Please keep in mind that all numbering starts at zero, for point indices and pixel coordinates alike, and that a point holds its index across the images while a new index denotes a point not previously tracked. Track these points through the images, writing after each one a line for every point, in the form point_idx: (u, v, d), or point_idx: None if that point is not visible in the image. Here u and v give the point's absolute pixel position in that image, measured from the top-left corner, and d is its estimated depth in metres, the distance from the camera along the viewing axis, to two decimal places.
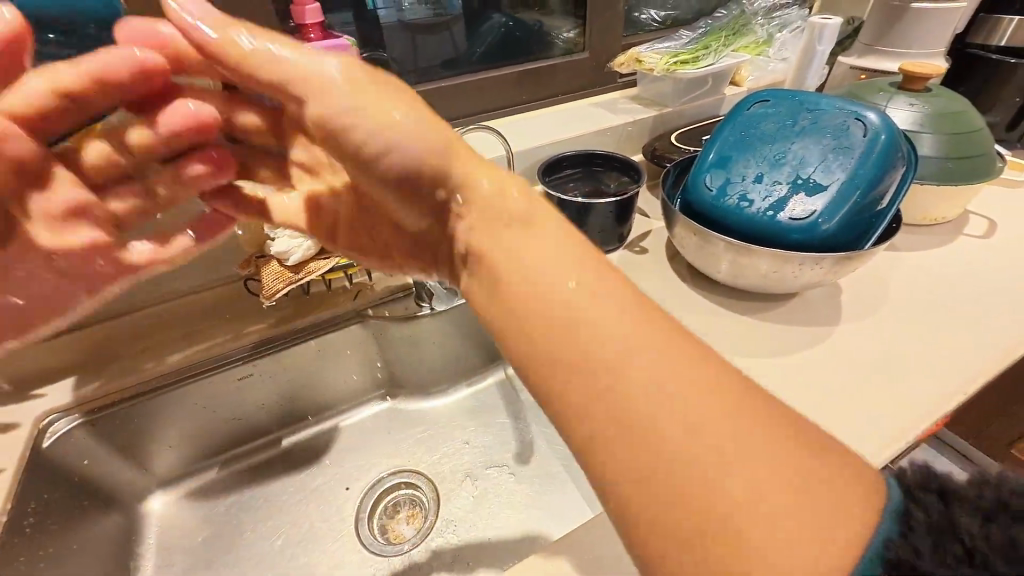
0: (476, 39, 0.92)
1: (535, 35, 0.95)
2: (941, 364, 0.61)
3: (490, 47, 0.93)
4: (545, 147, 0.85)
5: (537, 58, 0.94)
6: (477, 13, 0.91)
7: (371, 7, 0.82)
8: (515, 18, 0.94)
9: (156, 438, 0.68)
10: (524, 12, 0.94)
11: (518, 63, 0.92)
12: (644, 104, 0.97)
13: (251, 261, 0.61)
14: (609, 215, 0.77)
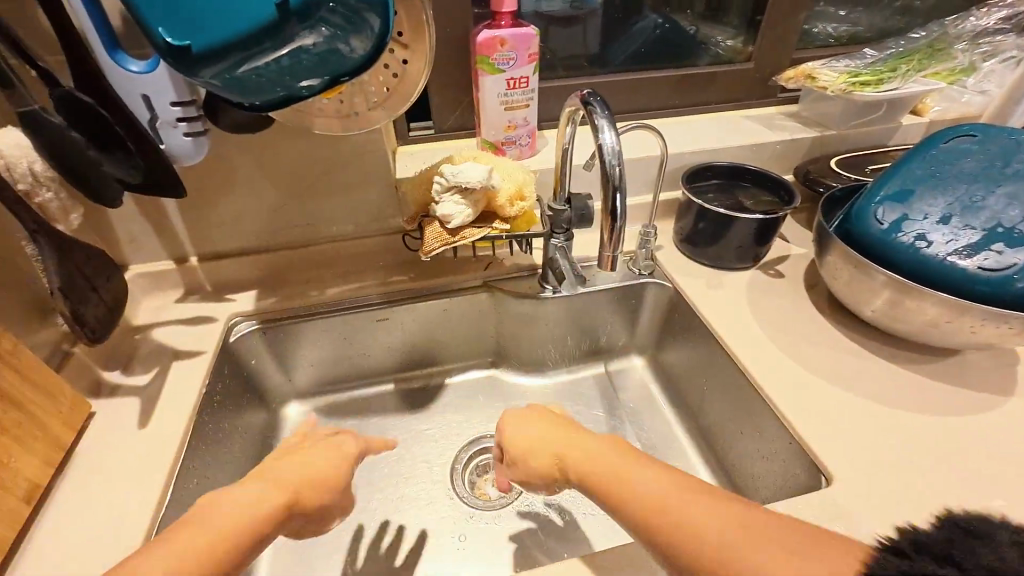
0: (626, 39, 0.90)
1: (688, 42, 0.92)
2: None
3: (639, 48, 0.91)
4: (692, 154, 0.84)
5: (683, 65, 0.92)
6: (630, 11, 0.88)
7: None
8: (672, 19, 0.90)
9: (304, 356, 0.79)
10: (682, 14, 0.90)
11: (663, 67, 0.91)
12: (804, 122, 0.91)
13: (416, 219, 0.68)
14: (751, 233, 0.75)
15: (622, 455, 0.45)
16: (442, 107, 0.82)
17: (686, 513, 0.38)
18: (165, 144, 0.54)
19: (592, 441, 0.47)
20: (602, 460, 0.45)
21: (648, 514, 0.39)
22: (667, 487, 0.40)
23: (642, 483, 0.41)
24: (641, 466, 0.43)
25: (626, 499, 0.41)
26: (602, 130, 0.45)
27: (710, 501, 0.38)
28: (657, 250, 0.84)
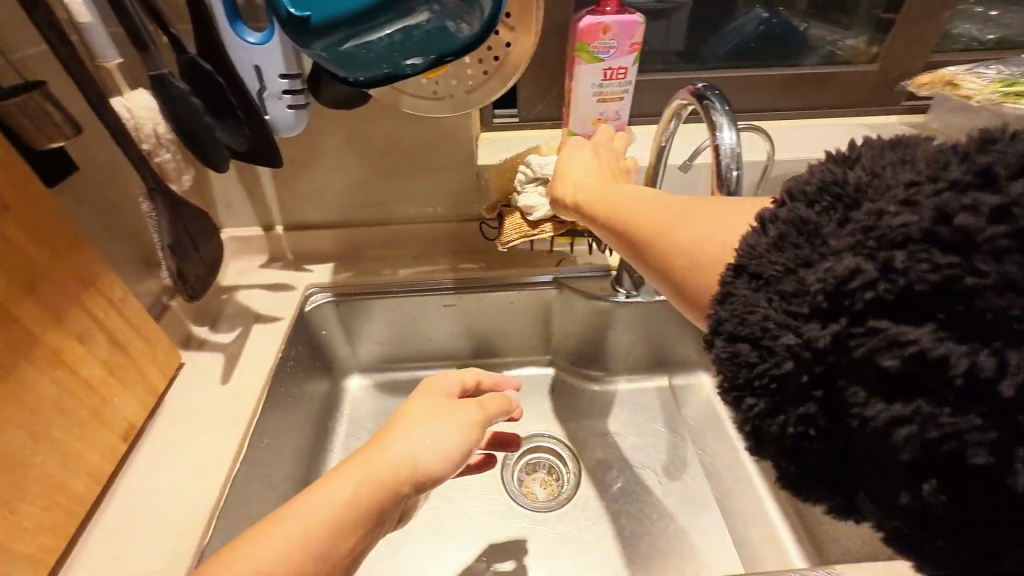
0: (721, 36, 0.84)
1: (794, 39, 0.84)
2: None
3: (737, 46, 0.84)
4: (795, 163, 0.76)
5: (788, 66, 0.83)
6: (733, 7, 0.82)
7: None
8: (782, 14, 0.83)
9: (371, 332, 0.80)
10: (794, 10, 0.83)
11: (765, 66, 0.83)
12: (932, 136, 0.81)
13: (496, 208, 0.66)
14: None
15: (713, 214, 0.35)
16: (530, 96, 0.80)
17: (791, 251, 0.29)
18: (269, 115, 0.56)
19: (643, 219, 0.39)
20: (653, 204, 0.39)
21: (722, 259, 0.32)
22: (751, 224, 0.32)
23: (729, 236, 0.32)
24: (732, 209, 0.34)
25: (698, 276, 0.33)
26: (721, 129, 0.41)
27: (802, 227, 0.30)
28: None
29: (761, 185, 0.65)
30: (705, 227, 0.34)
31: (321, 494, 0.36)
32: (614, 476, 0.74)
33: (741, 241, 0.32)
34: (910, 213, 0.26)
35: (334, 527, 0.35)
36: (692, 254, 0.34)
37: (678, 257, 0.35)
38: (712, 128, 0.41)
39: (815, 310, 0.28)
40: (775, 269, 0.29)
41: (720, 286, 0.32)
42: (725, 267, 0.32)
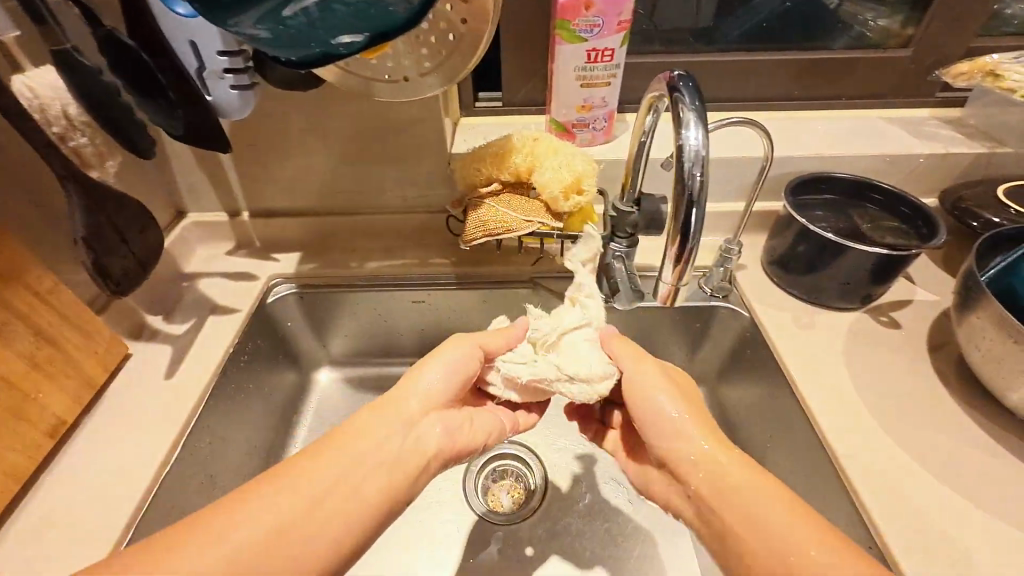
0: (745, 13, 0.74)
1: (825, 19, 0.74)
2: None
3: (761, 26, 0.75)
4: (804, 160, 0.69)
5: (815, 48, 0.74)
6: None
7: None
8: None
9: (339, 326, 0.77)
10: None
11: (788, 49, 0.74)
12: (968, 133, 0.71)
13: (462, 201, 0.62)
14: (865, 268, 0.60)
15: (752, 476, 0.41)
16: (513, 78, 0.73)
17: (796, 548, 0.36)
18: (211, 95, 0.51)
19: (678, 442, 0.45)
20: (695, 433, 0.45)
21: (760, 539, 0.38)
22: (772, 505, 0.39)
23: (752, 504, 0.39)
24: (752, 483, 0.41)
25: (734, 538, 0.40)
26: (687, 126, 0.35)
27: (809, 526, 0.37)
28: (739, 270, 0.71)
29: (757, 186, 0.58)
30: (748, 512, 0.39)
31: (364, 428, 0.43)
32: (583, 490, 0.70)
33: (780, 516, 0.38)
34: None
35: (369, 449, 0.42)
36: (743, 525, 0.39)
37: (737, 521, 0.39)
38: (676, 125, 0.35)
39: (815, 551, 0.35)
40: (807, 566, 0.35)
41: (777, 569, 0.36)
42: (788, 548, 0.36)
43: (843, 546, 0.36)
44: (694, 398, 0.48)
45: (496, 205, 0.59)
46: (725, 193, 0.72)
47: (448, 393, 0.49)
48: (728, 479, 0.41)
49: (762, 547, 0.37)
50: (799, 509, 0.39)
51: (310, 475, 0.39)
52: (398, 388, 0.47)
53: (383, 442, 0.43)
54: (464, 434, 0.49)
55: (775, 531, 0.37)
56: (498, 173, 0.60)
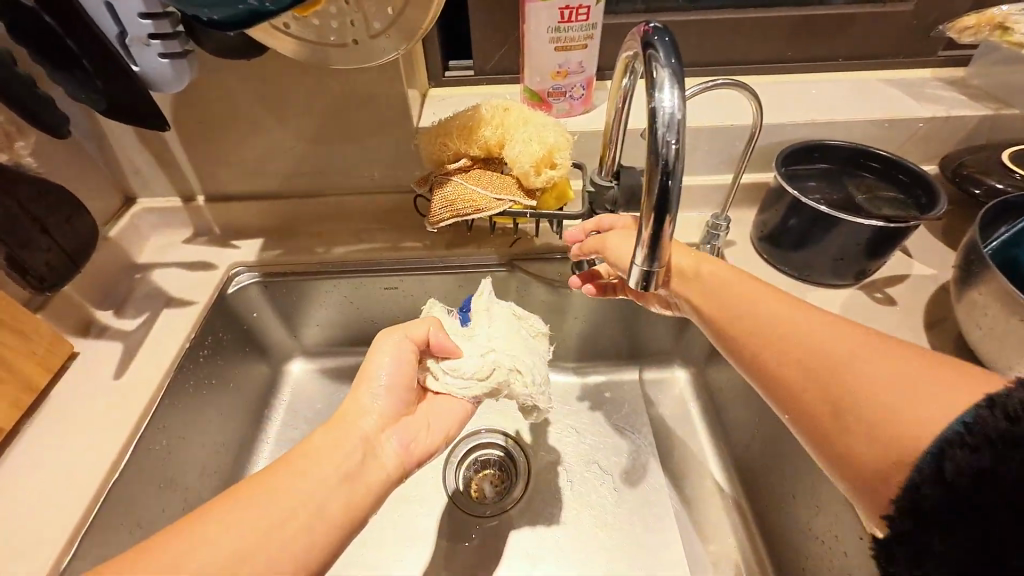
0: None
1: None
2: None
3: None
4: (797, 127, 0.64)
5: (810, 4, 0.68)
6: None
7: None
8: None
9: (309, 315, 0.73)
10: None
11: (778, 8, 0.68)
12: (972, 94, 0.67)
13: (428, 180, 0.57)
14: (860, 242, 0.56)
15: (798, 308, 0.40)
16: (484, 44, 0.68)
17: (859, 374, 0.35)
18: (138, 65, 0.46)
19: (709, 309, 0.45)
20: (736, 283, 0.45)
21: (812, 363, 0.37)
22: (832, 335, 0.37)
23: (803, 332, 0.39)
24: (822, 327, 0.38)
25: (773, 367, 0.40)
26: (661, 88, 0.30)
27: (857, 340, 0.36)
28: (727, 246, 0.67)
29: (746, 156, 0.54)
30: (825, 364, 0.36)
31: (316, 450, 0.40)
32: (567, 480, 0.67)
33: (853, 355, 0.36)
34: (931, 379, 0.32)
35: (324, 468, 0.39)
36: (829, 372, 0.36)
37: (821, 373, 0.36)
38: (649, 85, 0.31)
39: (920, 411, 0.31)
40: (896, 395, 0.33)
41: (851, 421, 0.34)
42: (860, 386, 0.34)
43: (909, 360, 0.34)
44: (714, 263, 0.47)
45: (464, 183, 0.54)
46: (713, 164, 0.67)
47: (394, 404, 0.46)
48: (787, 322, 0.40)
49: (839, 397, 0.35)
50: (867, 337, 0.37)
51: (266, 492, 0.36)
52: (346, 403, 0.44)
53: (337, 462, 0.40)
54: (421, 442, 0.46)
55: (859, 373, 0.35)
56: (467, 148, 0.55)
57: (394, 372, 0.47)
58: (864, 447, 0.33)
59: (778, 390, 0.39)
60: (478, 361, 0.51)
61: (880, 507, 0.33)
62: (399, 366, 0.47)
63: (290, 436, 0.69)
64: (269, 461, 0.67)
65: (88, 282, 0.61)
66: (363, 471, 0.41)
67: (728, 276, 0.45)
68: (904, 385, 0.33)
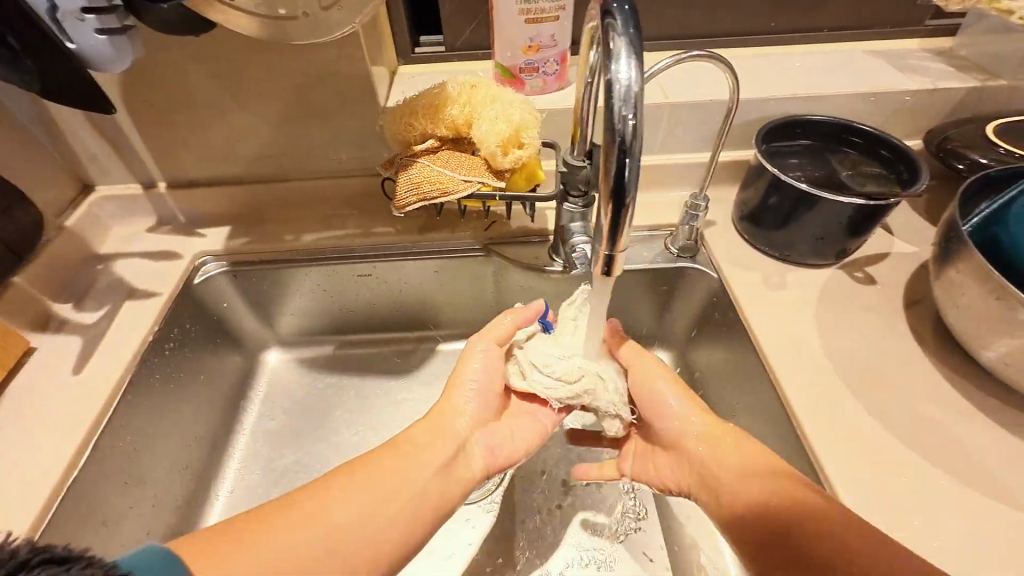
0: None
1: None
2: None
3: None
4: (779, 101, 0.62)
5: None
6: None
7: None
8: None
9: (283, 304, 0.71)
10: None
11: None
12: (959, 65, 0.65)
13: (394, 161, 0.55)
14: (841, 220, 0.55)
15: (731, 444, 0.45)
16: (453, 17, 0.64)
17: (750, 494, 0.40)
18: (74, 43, 0.42)
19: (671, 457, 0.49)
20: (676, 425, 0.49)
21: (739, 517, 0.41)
22: (734, 461, 0.44)
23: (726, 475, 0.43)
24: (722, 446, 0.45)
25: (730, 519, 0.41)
26: (617, 59, 0.28)
27: (769, 481, 0.40)
28: (707, 227, 0.65)
29: (722, 132, 0.52)
30: (731, 485, 0.43)
31: (413, 443, 0.45)
32: None
33: (750, 477, 0.41)
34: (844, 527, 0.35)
35: (418, 460, 0.44)
36: (737, 488, 0.42)
37: (734, 492, 0.42)
38: (606, 56, 0.29)
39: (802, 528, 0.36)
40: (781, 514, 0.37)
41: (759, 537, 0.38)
42: (753, 505, 0.40)
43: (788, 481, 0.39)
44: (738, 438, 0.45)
45: (431, 164, 0.52)
46: (693, 143, 0.65)
47: (482, 409, 0.50)
48: (714, 446, 0.46)
49: (749, 516, 0.40)
50: (759, 457, 0.43)
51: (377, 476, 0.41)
52: (441, 403, 0.49)
53: (430, 457, 0.45)
54: (505, 449, 0.50)
55: (750, 492, 0.41)
56: (433, 127, 0.52)
57: (486, 376, 0.51)
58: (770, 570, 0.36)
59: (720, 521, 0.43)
60: (568, 363, 0.50)
61: None
62: (490, 370, 0.51)
63: (266, 428, 0.68)
64: (244, 452, 0.66)
65: (45, 275, 0.59)
66: (454, 466, 0.46)
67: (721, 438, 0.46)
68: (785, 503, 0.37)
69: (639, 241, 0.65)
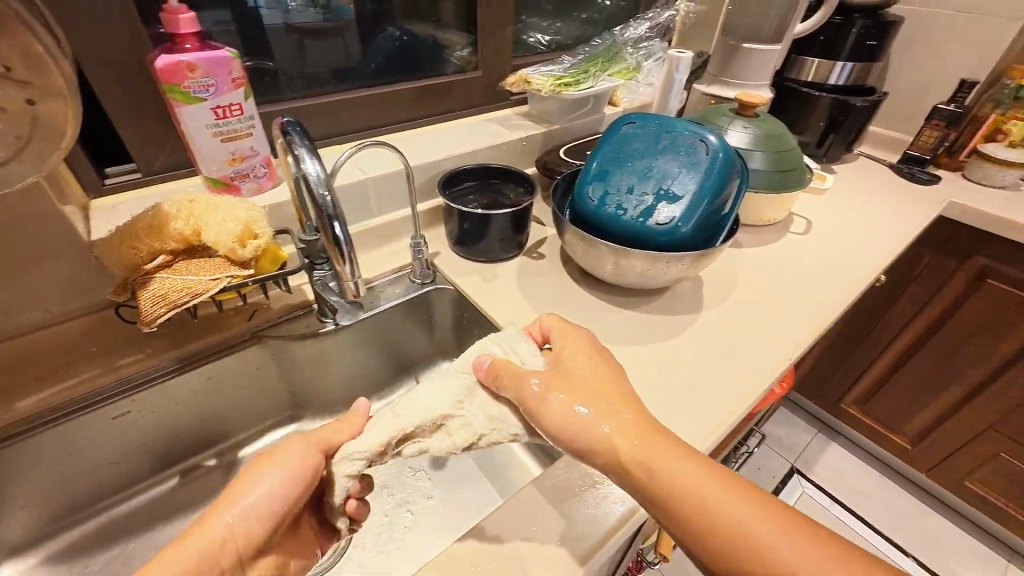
0: (371, 50, 0.91)
1: (428, 51, 0.97)
2: (787, 338, 0.73)
3: (385, 60, 0.93)
4: (443, 161, 0.88)
5: (431, 77, 0.98)
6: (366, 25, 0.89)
7: (249, 5, 0.75)
8: (411, 32, 0.94)
9: (6, 498, 0.58)
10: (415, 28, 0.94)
11: (414, 79, 0.96)
12: (535, 120, 1.05)
13: (127, 286, 0.56)
14: (508, 225, 0.82)
15: (758, 510, 0.39)
16: (142, 147, 0.68)
17: (750, 527, 0.38)
18: None
19: (621, 440, 0.44)
20: (685, 473, 0.42)
21: (728, 539, 0.38)
22: (710, 487, 0.41)
23: (748, 529, 0.38)
24: (715, 487, 0.41)
25: (666, 486, 0.41)
26: (304, 160, 0.43)
27: (769, 521, 0.38)
28: (436, 257, 0.87)
29: (412, 189, 0.73)
30: (710, 505, 0.40)
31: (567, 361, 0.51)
32: (384, 494, 0.74)
33: (729, 503, 0.39)
34: (764, 518, 0.38)
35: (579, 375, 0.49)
36: (711, 513, 0.39)
37: (703, 510, 0.40)
38: (295, 162, 0.43)
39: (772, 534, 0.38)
40: (741, 514, 0.39)
41: (733, 543, 0.38)
42: (745, 534, 0.38)
43: (753, 505, 0.39)
44: (657, 458, 0.42)
45: (171, 276, 0.55)
46: (400, 202, 0.86)
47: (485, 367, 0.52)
48: (694, 489, 0.41)
49: (741, 546, 0.38)
50: (752, 501, 0.40)
51: (245, 514, 0.45)
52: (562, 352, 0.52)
53: (584, 364, 0.51)
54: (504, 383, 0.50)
55: (746, 529, 0.38)
56: (160, 244, 0.56)
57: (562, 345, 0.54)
58: (735, 530, 0.38)
59: (645, 473, 0.42)
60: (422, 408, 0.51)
61: (699, 534, 0.40)
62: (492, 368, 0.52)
63: None
64: None
65: None
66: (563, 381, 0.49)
67: (640, 449, 0.43)
68: (754, 519, 0.39)
69: (389, 283, 0.81)
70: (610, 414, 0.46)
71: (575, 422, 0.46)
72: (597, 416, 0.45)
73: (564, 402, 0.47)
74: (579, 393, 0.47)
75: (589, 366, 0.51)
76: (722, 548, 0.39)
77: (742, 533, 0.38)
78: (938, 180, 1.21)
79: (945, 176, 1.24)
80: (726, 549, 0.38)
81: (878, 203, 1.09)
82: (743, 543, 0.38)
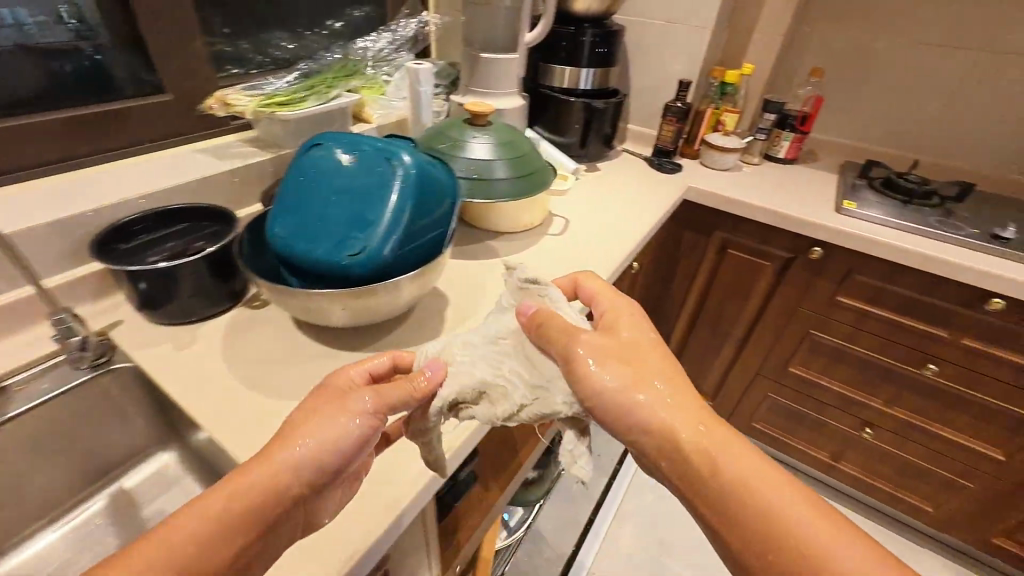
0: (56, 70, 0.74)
1: (91, 72, 0.78)
2: None
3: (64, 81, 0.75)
4: (107, 207, 0.70)
5: (106, 103, 0.79)
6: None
7: None
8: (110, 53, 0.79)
9: None
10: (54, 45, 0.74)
11: (77, 106, 0.76)
12: (258, 147, 0.92)
13: None
14: (202, 277, 0.68)
15: (786, 480, 0.44)
16: None
17: (781, 504, 0.42)
18: None
19: (686, 428, 0.47)
20: (739, 457, 0.45)
21: (757, 518, 0.42)
22: (752, 470, 0.44)
23: (776, 507, 0.42)
24: (757, 470, 0.44)
25: (720, 469, 0.45)
26: None
27: (798, 503, 0.42)
28: (113, 328, 0.68)
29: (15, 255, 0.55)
30: (729, 486, 0.44)
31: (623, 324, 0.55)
32: None
33: (775, 482, 0.44)
34: (787, 496, 0.43)
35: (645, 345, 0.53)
36: (744, 498, 0.43)
37: (734, 497, 0.44)
38: None
39: (794, 514, 0.42)
40: (774, 490, 0.43)
41: (754, 521, 0.43)
42: (779, 510, 0.42)
43: (790, 487, 0.43)
44: (732, 431, 0.48)
45: None
46: (42, 268, 0.66)
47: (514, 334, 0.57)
48: (731, 467, 0.45)
49: (771, 522, 0.42)
50: (781, 476, 0.44)
51: (203, 513, 0.39)
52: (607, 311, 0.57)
53: (597, 343, 0.51)
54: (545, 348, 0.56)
55: (767, 503, 0.43)
56: None
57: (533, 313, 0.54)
58: (771, 506, 0.42)
59: (697, 455, 0.46)
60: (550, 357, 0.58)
61: (735, 519, 0.44)
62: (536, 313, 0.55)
63: None
64: None
65: None
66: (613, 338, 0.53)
67: (710, 433, 0.47)
68: (795, 489, 0.43)
69: (31, 377, 0.62)
70: (680, 383, 0.50)
71: (596, 391, 0.49)
72: (616, 378, 0.49)
73: (605, 366, 0.50)
74: (601, 353, 0.50)
75: (640, 333, 0.54)
76: (746, 527, 0.43)
77: (769, 513, 0.42)
78: (679, 168, 1.36)
79: (687, 163, 1.41)
80: (757, 530, 0.42)
81: (628, 197, 1.18)
82: (787, 517, 0.42)
